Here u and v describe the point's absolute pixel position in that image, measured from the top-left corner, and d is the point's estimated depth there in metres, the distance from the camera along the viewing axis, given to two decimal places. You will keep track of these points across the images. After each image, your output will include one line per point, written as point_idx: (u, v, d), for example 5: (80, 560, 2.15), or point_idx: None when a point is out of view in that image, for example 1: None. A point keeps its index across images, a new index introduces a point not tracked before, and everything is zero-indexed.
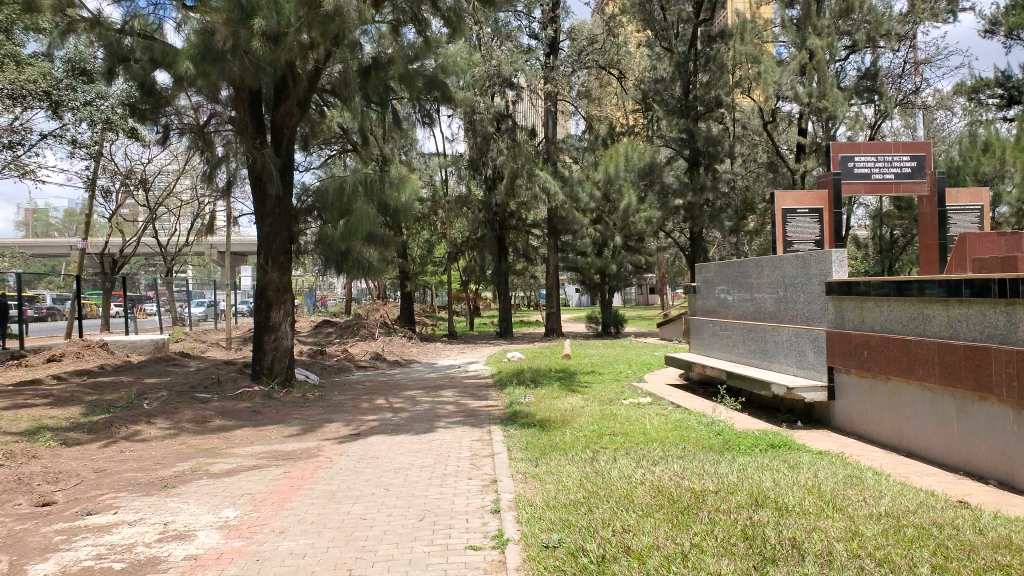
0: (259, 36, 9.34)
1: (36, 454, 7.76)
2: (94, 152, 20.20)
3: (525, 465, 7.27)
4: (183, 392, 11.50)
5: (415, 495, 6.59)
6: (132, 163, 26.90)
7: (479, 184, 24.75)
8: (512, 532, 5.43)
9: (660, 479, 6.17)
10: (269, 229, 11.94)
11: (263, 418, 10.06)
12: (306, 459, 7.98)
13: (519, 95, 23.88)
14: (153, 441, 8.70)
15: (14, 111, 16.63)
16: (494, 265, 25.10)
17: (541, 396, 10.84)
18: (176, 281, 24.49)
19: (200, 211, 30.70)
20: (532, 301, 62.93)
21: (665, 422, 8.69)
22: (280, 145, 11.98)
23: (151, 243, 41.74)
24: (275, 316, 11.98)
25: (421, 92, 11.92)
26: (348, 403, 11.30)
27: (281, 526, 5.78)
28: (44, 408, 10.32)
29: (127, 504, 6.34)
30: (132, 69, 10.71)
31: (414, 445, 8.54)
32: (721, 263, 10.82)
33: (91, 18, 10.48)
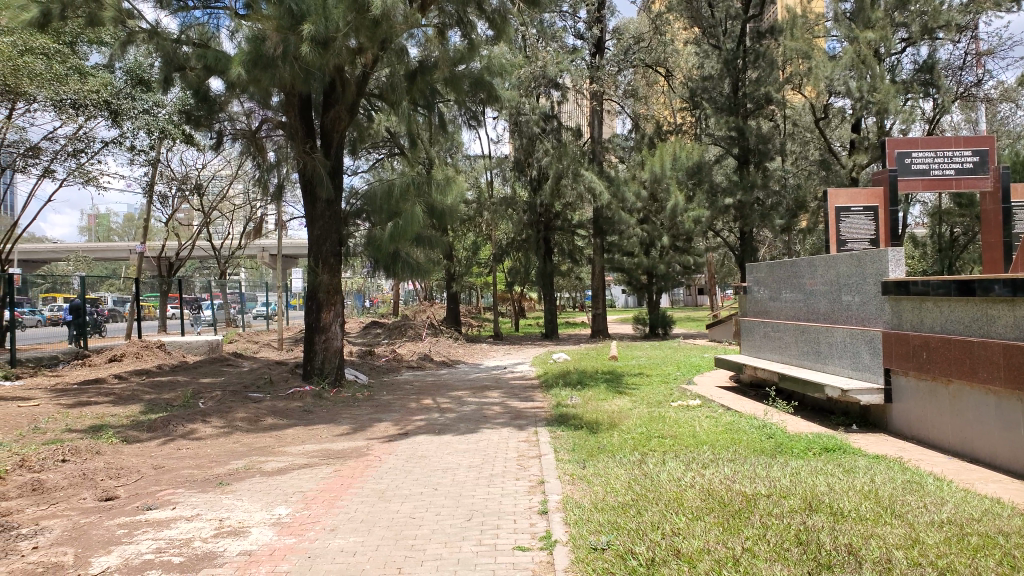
0: (308, 41, 9.52)
1: (99, 451, 8.03)
2: (152, 159, 20.83)
3: (572, 466, 7.24)
4: (237, 392, 11.76)
5: (463, 495, 6.61)
6: (188, 169, 27.65)
7: (524, 185, 24.77)
8: (561, 533, 5.41)
9: (711, 482, 6.07)
10: (320, 232, 12.13)
11: (313, 417, 10.22)
12: (356, 458, 8.08)
13: (565, 95, 23.82)
14: (208, 439, 8.91)
15: (78, 120, 17.25)
16: (539, 265, 25.05)
17: (588, 397, 10.79)
18: (229, 283, 25.06)
19: (253, 215, 31.40)
20: (578, 302, 62.77)
21: (715, 424, 8.56)
22: (330, 149, 12.15)
23: (205, 246, 42.79)
24: (325, 317, 12.15)
25: (468, 94, 11.97)
26: (397, 403, 11.42)
27: (332, 523, 5.86)
28: (105, 407, 10.67)
29: (184, 500, 6.50)
30: (188, 77, 11.04)
31: (462, 445, 8.57)
32: (772, 263, 10.59)
33: (149, 28, 10.81)
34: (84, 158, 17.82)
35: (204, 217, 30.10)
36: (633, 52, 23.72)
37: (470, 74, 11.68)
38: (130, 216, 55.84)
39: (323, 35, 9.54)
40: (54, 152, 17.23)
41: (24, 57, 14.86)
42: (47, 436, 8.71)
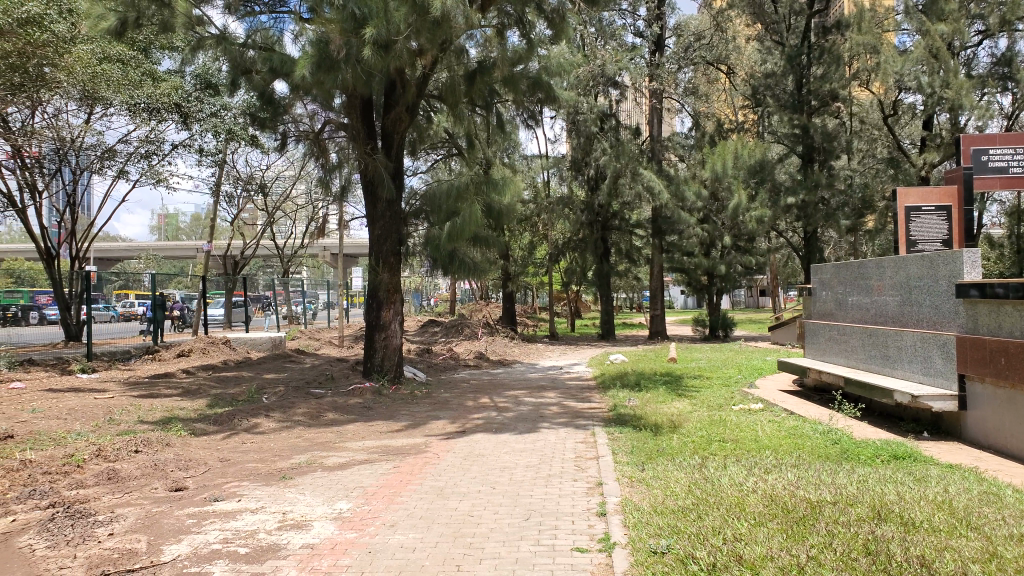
0: (370, 44, 9.68)
1: (169, 443, 8.31)
2: (219, 160, 21.47)
3: (631, 469, 7.17)
4: (300, 387, 12.02)
5: (521, 494, 6.61)
6: (253, 170, 28.38)
7: (581, 185, 24.67)
8: (619, 535, 5.37)
9: (773, 487, 5.94)
10: (380, 232, 12.28)
11: (373, 414, 10.37)
12: (415, 455, 8.16)
13: (624, 94, 23.66)
14: (272, 433, 9.13)
15: (150, 123, 17.93)
16: (596, 266, 24.91)
17: (646, 399, 10.68)
18: (291, 282, 25.63)
19: (315, 215, 32.05)
20: (635, 303, 62.15)
21: (777, 428, 8.38)
22: (391, 150, 12.32)
23: (269, 246, 43.87)
24: (385, 315, 12.32)
25: (526, 94, 11.95)
26: (455, 401, 11.50)
27: (392, 519, 5.93)
28: (174, 400, 11.03)
29: (249, 493, 6.66)
30: (254, 79, 11.28)
31: (520, 444, 8.58)
32: (838, 264, 10.30)
33: (218, 34, 11.14)
34: (156, 159, 18.48)
35: (269, 216, 30.89)
36: (694, 49, 23.61)
37: (528, 74, 11.66)
38: (197, 215, 57.70)
39: (385, 37, 9.71)
40: (127, 154, 17.92)
41: (101, 64, 15.51)
42: (121, 427, 9.05)
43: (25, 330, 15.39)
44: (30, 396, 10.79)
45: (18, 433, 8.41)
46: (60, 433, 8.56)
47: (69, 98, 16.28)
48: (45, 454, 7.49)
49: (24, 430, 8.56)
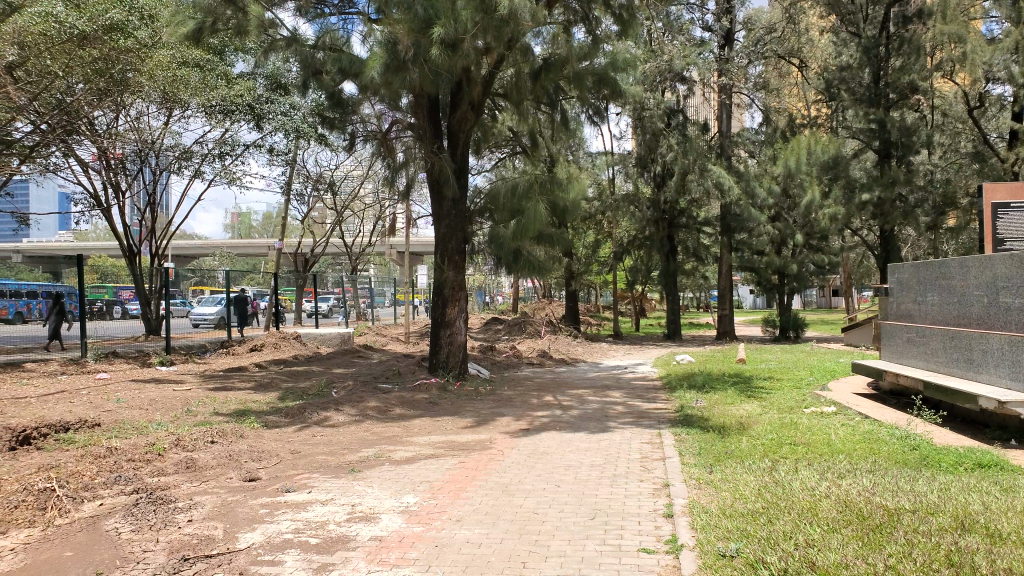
0: (439, 43, 9.80)
1: (242, 434, 8.58)
2: (290, 159, 22.07)
3: (699, 470, 7.05)
4: (368, 382, 12.25)
5: (586, 493, 6.58)
6: (322, 169, 29.01)
7: (647, 181, 24.37)
8: (687, 537, 5.28)
9: (848, 493, 5.74)
10: (446, 230, 12.39)
11: (438, 409, 10.48)
12: (480, 451, 8.20)
13: (691, 90, 23.32)
14: (341, 427, 9.31)
15: (225, 125, 18.59)
16: (662, 265, 24.72)
17: (714, 400, 10.50)
18: (359, 279, 26.16)
19: (382, 213, 32.62)
20: (703, 302, 61.18)
21: (852, 432, 8.12)
22: (456, 149, 12.42)
23: (338, 244, 44.88)
24: (450, 312, 12.45)
25: (591, 91, 11.88)
26: (519, 398, 11.52)
27: (457, 514, 5.97)
28: (247, 393, 11.37)
29: (319, 485, 6.81)
30: (324, 80, 11.50)
31: (585, 443, 8.55)
32: (916, 263, 9.92)
33: (290, 36, 11.42)
34: (230, 159, 19.11)
35: (338, 215, 31.58)
36: (765, 42, 22.70)
37: (594, 70, 11.57)
38: (269, 213, 59.50)
39: (452, 36, 9.81)
40: (203, 155, 18.59)
41: (181, 69, 16.13)
42: (197, 417, 9.38)
43: (106, 327, 15.35)
44: (115, 387, 11.30)
45: (104, 422, 8.81)
46: (143, 423, 8.94)
47: (150, 101, 16.98)
48: (128, 442, 7.83)
49: (109, 419, 8.97)
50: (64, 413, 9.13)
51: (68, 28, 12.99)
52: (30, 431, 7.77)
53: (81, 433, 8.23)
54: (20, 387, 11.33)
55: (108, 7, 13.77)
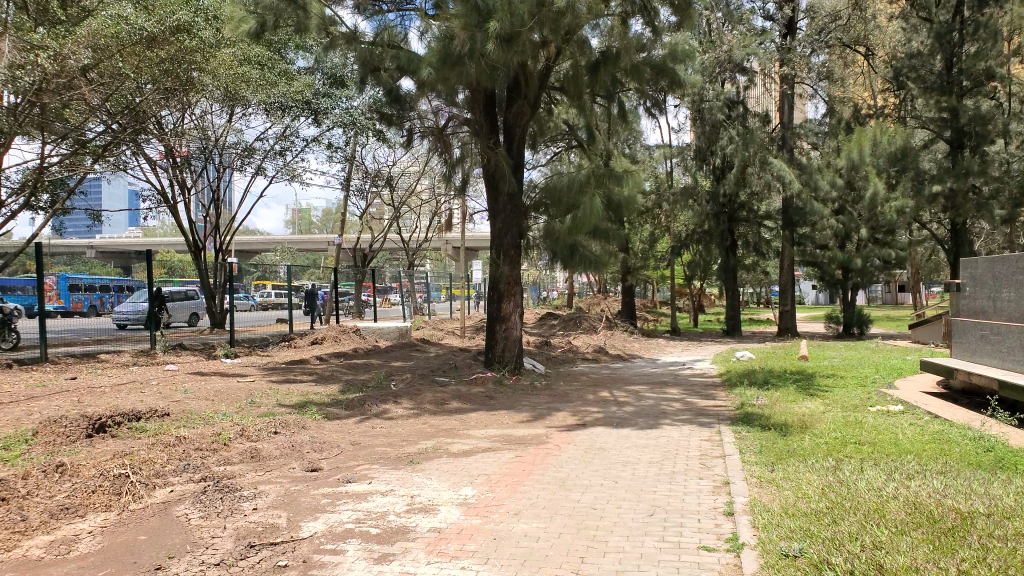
0: (495, 38, 9.79)
1: (304, 425, 8.78)
2: (348, 155, 22.41)
3: (760, 469, 6.91)
4: (425, 375, 12.43)
5: (644, 489, 6.52)
6: (380, 165, 29.39)
7: (706, 175, 24.03)
8: (748, 536, 5.18)
9: (917, 495, 5.56)
10: (501, 225, 12.44)
11: (494, 403, 10.55)
12: (536, 445, 8.21)
13: (752, 80, 22.93)
14: (399, 419, 9.44)
15: (285, 120, 19.07)
16: (722, 259, 24.37)
17: (775, 398, 10.30)
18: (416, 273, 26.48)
19: (438, 208, 32.91)
20: (764, 296, 60.05)
21: (920, 432, 7.84)
22: (513, 145, 12.44)
23: (395, 239, 45.51)
24: (506, 307, 12.52)
25: (650, 81, 11.76)
26: (574, 394, 11.51)
27: (515, 508, 5.99)
28: (310, 385, 11.66)
29: (379, 475, 6.93)
30: (382, 77, 11.69)
31: (642, 440, 8.48)
32: (991, 258, 9.51)
33: (349, 33, 11.53)
34: (289, 155, 19.52)
35: (395, 210, 32.00)
36: (829, 31, 21.64)
37: (652, 61, 11.44)
38: (329, 209, 60.76)
39: (509, 31, 9.78)
40: (265, 152, 19.05)
41: (243, 66, 16.48)
42: (261, 409, 9.64)
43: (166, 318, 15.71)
44: (184, 378, 11.71)
45: (173, 411, 9.12)
46: (210, 413, 9.22)
47: (214, 99, 17.50)
48: (197, 431, 8.09)
49: (178, 409, 9.28)
50: (137, 402, 9.48)
51: (137, 30, 13.57)
52: (105, 419, 8.08)
53: (152, 422, 8.53)
54: (95, 377, 11.82)
55: (175, 9, 14.14)
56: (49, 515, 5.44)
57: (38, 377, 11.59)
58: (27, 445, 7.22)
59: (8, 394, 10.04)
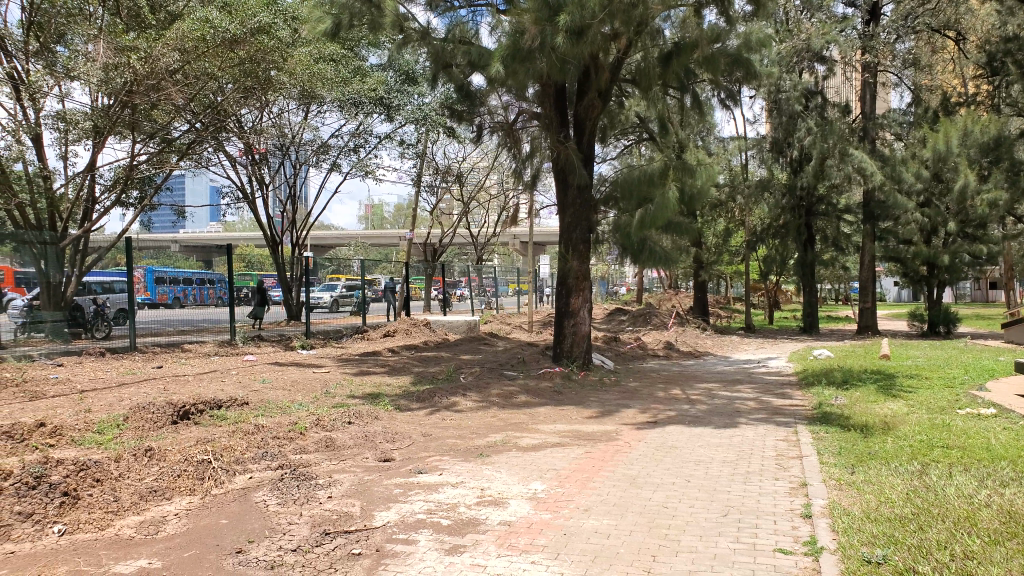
0: (564, 31, 9.72)
1: (377, 416, 8.95)
2: (419, 151, 22.68)
3: (839, 471, 6.68)
4: (495, 369, 12.50)
5: (718, 489, 6.38)
6: (450, 161, 29.73)
7: (783, 167, 23.46)
8: (828, 540, 5.00)
9: (1012, 503, 5.26)
10: (570, 220, 12.37)
11: (563, 398, 10.52)
12: (606, 441, 8.14)
13: (831, 70, 22.24)
14: (468, 412, 9.51)
15: (358, 117, 19.35)
16: (798, 254, 23.70)
17: (855, 398, 9.94)
18: (485, 268, 26.62)
19: (506, 203, 33.06)
20: (841, 293, 58.07)
21: (1015, 437, 7.41)
22: (583, 138, 12.38)
23: (465, 234, 46.02)
24: (574, 302, 12.46)
25: (724, 73, 11.50)
26: (644, 390, 11.37)
27: (585, 504, 5.95)
28: (382, 376, 11.87)
29: (449, 467, 7.00)
30: (453, 73, 11.78)
31: (715, 438, 8.31)
32: None
33: (422, 29, 11.67)
34: (363, 152, 19.90)
35: (464, 206, 32.31)
36: (916, 16, 20.22)
37: (727, 52, 11.19)
38: (400, 203, 61.81)
39: (580, 24, 9.75)
40: (340, 149, 19.46)
41: (319, 64, 16.90)
42: (336, 399, 9.87)
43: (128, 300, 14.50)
44: (262, 368, 12.10)
45: (252, 400, 9.43)
46: (286, 402, 9.49)
47: (290, 98, 18.00)
48: (274, 420, 8.33)
49: (257, 398, 9.60)
50: (218, 391, 9.84)
51: (222, 32, 14.08)
52: (189, 406, 8.40)
53: (232, 411, 8.84)
54: (180, 366, 12.33)
55: (256, 11, 14.53)
56: (139, 497, 5.69)
57: (128, 364, 12.16)
58: (118, 430, 7.58)
59: (101, 380, 10.58)
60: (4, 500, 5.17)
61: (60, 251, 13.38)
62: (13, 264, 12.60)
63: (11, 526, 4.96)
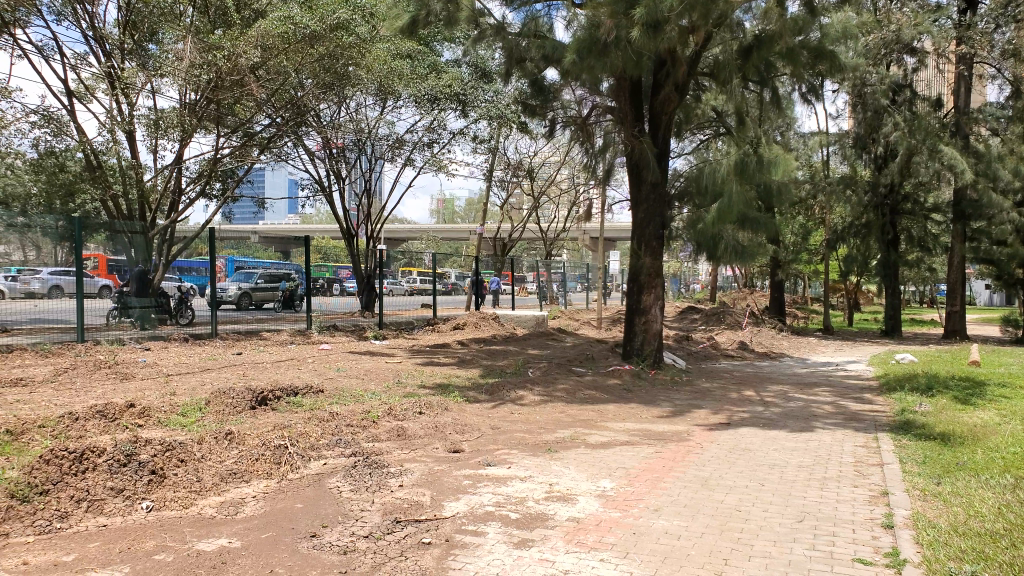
0: (640, 25, 9.56)
1: (447, 407, 9.05)
2: (492, 147, 22.78)
3: (923, 481, 6.41)
4: (563, 364, 12.46)
5: (793, 494, 6.20)
6: (522, 156, 29.79)
7: (866, 164, 22.67)
8: (911, 552, 4.79)
9: None
10: (643, 215, 12.22)
11: (632, 396, 10.43)
12: (676, 442, 8.02)
13: (922, 62, 21.29)
14: (536, 407, 9.53)
15: (434, 113, 19.56)
16: (881, 255, 22.83)
17: (940, 405, 9.51)
18: (554, 264, 26.59)
19: (577, 198, 32.92)
20: (927, 295, 55.60)
21: None
22: (658, 132, 12.24)
23: (535, 230, 46.11)
24: (646, 299, 12.33)
25: (807, 67, 11.16)
26: (717, 391, 11.16)
27: (656, 504, 5.87)
28: (452, 368, 12.00)
29: (517, 461, 7.00)
30: (527, 67, 11.77)
31: (790, 442, 8.09)
32: None
33: (497, 24, 11.71)
34: (437, 147, 20.12)
35: (535, 200, 32.32)
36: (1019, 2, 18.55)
37: (810, 44, 10.88)
38: (471, 199, 62.46)
39: (656, 17, 9.48)
40: (414, 144, 19.72)
41: (396, 60, 17.06)
42: (406, 389, 10.05)
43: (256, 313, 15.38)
44: (337, 357, 12.40)
45: (327, 388, 9.69)
46: (359, 391, 9.69)
47: (368, 93, 18.36)
48: (348, 408, 8.51)
49: (331, 386, 9.84)
50: (295, 378, 10.14)
51: (302, 29, 14.41)
52: (267, 393, 8.67)
53: (308, 398, 9.09)
54: (258, 353, 12.73)
55: (336, 8, 14.83)
56: (220, 479, 5.90)
57: (211, 351, 12.64)
58: (201, 413, 7.88)
59: (186, 365, 11.04)
60: (97, 476, 5.43)
61: (147, 240, 13.78)
62: (107, 251, 12.86)
63: (104, 501, 5.21)
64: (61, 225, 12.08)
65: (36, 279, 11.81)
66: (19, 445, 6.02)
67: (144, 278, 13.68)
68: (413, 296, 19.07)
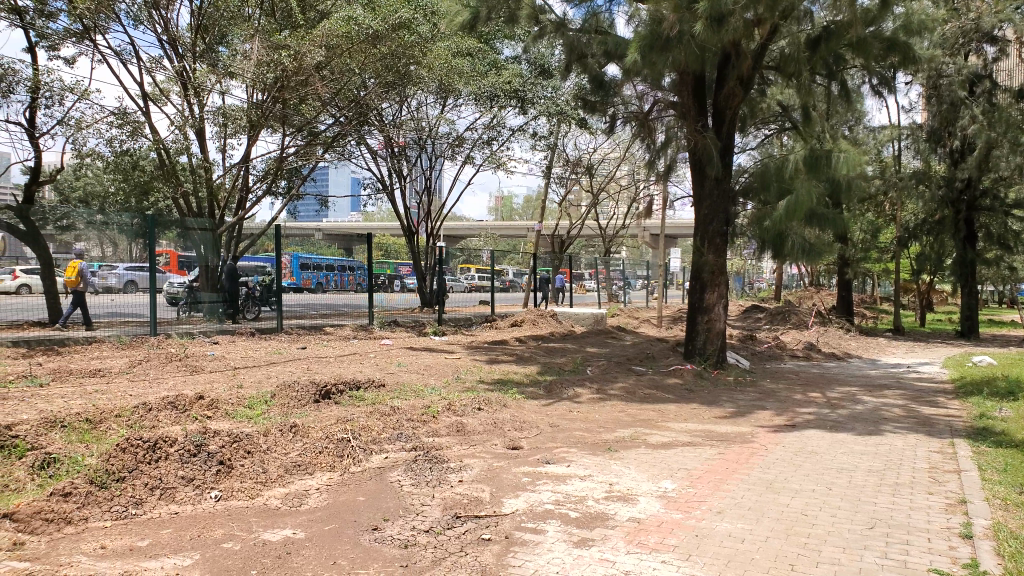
0: (703, 19, 9.41)
1: (506, 404, 9.05)
2: (551, 144, 22.72)
3: (1004, 490, 6.10)
4: (623, 363, 12.34)
5: (863, 500, 5.99)
6: (581, 153, 29.61)
7: (941, 158, 21.80)
8: (992, 565, 4.56)
9: None
10: (706, 212, 12.02)
11: (693, 396, 10.25)
12: (740, 443, 7.84)
13: (1004, 50, 20.32)
14: (595, 405, 9.45)
15: (493, 111, 19.63)
16: (957, 253, 21.94)
17: (1021, 411, 9.05)
18: (613, 261, 26.37)
19: (637, 195, 32.56)
20: (1006, 295, 53.05)
21: None
22: (722, 127, 12.02)
23: (594, 227, 45.77)
24: (709, 298, 12.10)
25: (879, 59, 10.79)
26: (782, 392, 10.86)
27: (718, 506, 5.74)
28: (511, 365, 12.00)
29: (577, 460, 6.95)
30: (587, 63, 11.70)
31: (859, 445, 7.82)
32: None
33: (557, 20, 11.67)
34: (496, 144, 20.17)
35: (593, 197, 32.10)
36: None
37: (882, 35, 10.51)
38: (529, 196, 62.43)
39: (719, 10, 9.28)
40: (473, 141, 19.83)
41: (457, 59, 17.16)
42: (466, 385, 10.09)
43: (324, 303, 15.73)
44: (397, 353, 12.54)
45: (388, 383, 9.80)
46: (420, 386, 9.78)
47: (429, 92, 18.53)
48: (409, 403, 8.60)
49: (392, 381, 9.94)
50: (357, 373, 10.29)
51: (365, 29, 14.61)
52: (330, 387, 8.82)
53: (369, 392, 9.21)
54: (321, 348, 12.98)
55: (398, 7, 14.93)
56: (284, 471, 6.03)
57: (276, 345, 12.95)
58: (266, 406, 8.07)
59: (252, 358, 11.34)
60: (170, 465, 5.61)
61: (216, 237, 14.34)
62: (178, 248, 13.22)
63: (176, 489, 5.38)
64: (136, 223, 12.50)
65: (113, 275, 12.28)
66: (98, 434, 6.28)
67: (234, 273, 14.65)
68: (472, 292, 19.15)
